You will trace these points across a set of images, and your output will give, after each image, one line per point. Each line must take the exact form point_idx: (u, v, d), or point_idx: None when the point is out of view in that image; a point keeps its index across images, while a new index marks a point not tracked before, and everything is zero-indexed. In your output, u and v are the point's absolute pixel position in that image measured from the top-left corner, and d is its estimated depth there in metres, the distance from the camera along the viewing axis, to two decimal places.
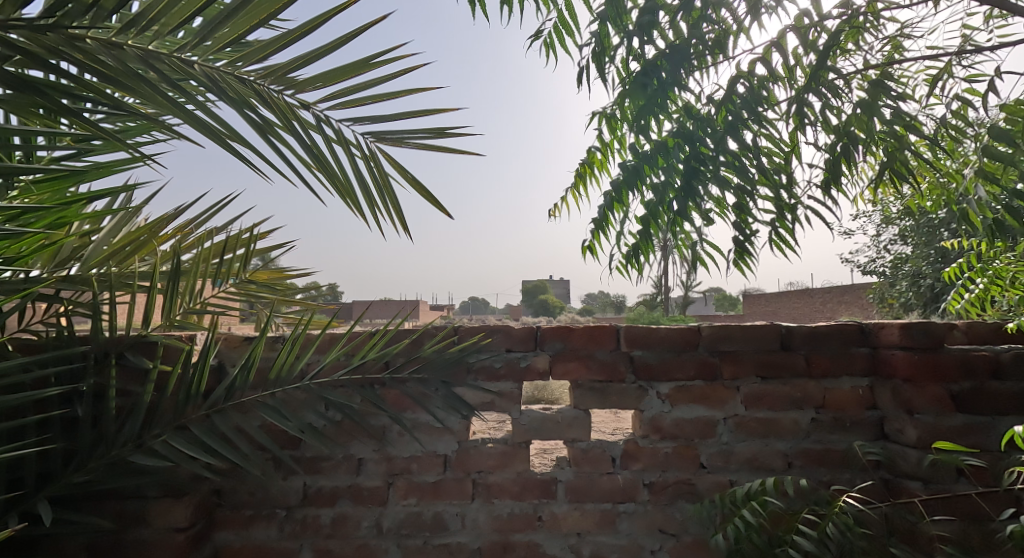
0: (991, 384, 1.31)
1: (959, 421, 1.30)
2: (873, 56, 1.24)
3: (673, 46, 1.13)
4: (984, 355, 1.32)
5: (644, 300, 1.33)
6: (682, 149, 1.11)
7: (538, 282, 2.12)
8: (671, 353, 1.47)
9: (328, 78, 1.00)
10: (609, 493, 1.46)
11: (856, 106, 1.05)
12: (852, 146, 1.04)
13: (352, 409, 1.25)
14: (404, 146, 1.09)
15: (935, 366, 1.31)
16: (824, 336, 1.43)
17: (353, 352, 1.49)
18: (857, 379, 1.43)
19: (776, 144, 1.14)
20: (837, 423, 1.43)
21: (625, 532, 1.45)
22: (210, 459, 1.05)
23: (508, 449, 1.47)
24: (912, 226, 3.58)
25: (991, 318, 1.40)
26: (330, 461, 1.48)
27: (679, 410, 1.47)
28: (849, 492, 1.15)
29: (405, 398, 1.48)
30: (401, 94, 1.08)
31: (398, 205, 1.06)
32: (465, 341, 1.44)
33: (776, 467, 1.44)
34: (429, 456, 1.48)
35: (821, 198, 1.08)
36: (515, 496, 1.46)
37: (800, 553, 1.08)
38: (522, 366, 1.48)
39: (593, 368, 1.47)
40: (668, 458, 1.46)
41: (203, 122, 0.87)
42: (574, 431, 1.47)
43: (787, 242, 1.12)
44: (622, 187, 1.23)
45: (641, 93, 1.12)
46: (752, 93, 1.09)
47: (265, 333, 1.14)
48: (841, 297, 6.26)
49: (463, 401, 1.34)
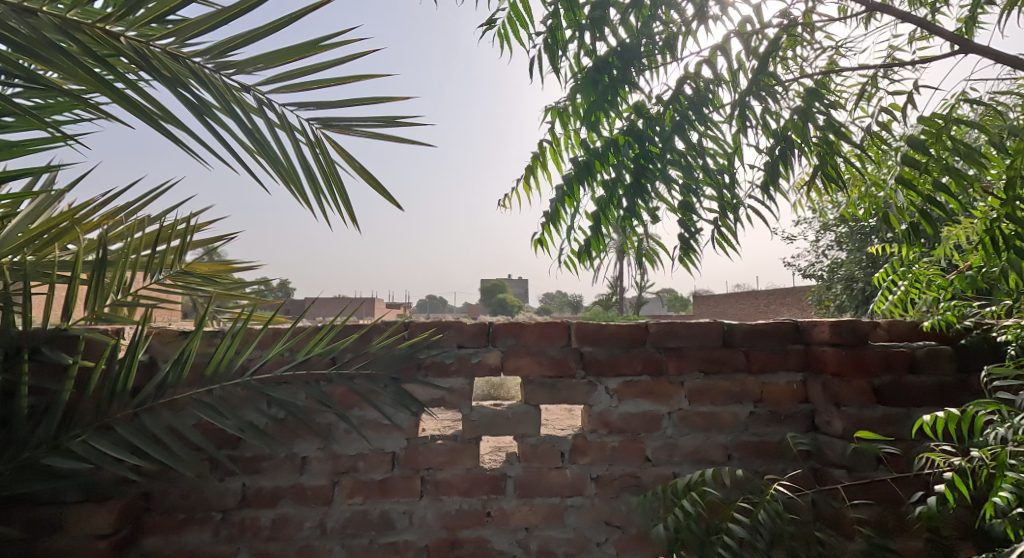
0: (908, 378, 1.42)
1: (880, 412, 1.40)
2: (810, 66, 1.29)
3: (624, 44, 1.14)
4: (903, 351, 1.42)
5: (604, 299, 1.34)
6: (633, 146, 1.17)
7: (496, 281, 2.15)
8: (619, 348, 1.50)
9: (270, 59, 0.96)
10: (556, 488, 1.47)
11: (793, 113, 1.10)
12: (788, 151, 1.09)
13: (297, 407, 1.20)
14: (352, 134, 1.06)
15: (861, 360, 1.41)
16: (762, 333, 1.50)
17: (296, 348, 1.45)
18: (792, 374, 1.51)
19: (719, 146, 1.19)
20: (773, 416, 1.50)
21: (572, 525, 1.47)
22: (136, 462, 0.97)
23: (458, 446, 1.47)
24: (847, 232, 3.79)
25: (911, 318, 1.50)
26: (271, 460, 1.43)
27: (626, 404, 1.50)
28: (780, 481, 1.21)
29: (352, 395, 1.45)
30: (349, 81, 1.05)
31: (345, 194, 1.03)
32: (416, 337, 1.43)
33: (716, 459, 1.49)
34: (377, 453, 1.45)
35: (760, 198, 1.13)
36: (464, 493, 1.46)
37: (734, 541, 1.12)
38: (473, 362, 1.48)
39: (544, 364, 1.49)
40: (615, 452, 1.49)
41: (133, 101, 0.82)
42: (524, 427, 1.48)
43: (730, 241, 1.16)
44: (573, 182, 1.26)
45: (592, 89, 1.14)
46: (699, 94, 1.13)
47: (202, 327, 1.08)
48: (784, 300, 6.57)
49: (413, 398, 1.32)
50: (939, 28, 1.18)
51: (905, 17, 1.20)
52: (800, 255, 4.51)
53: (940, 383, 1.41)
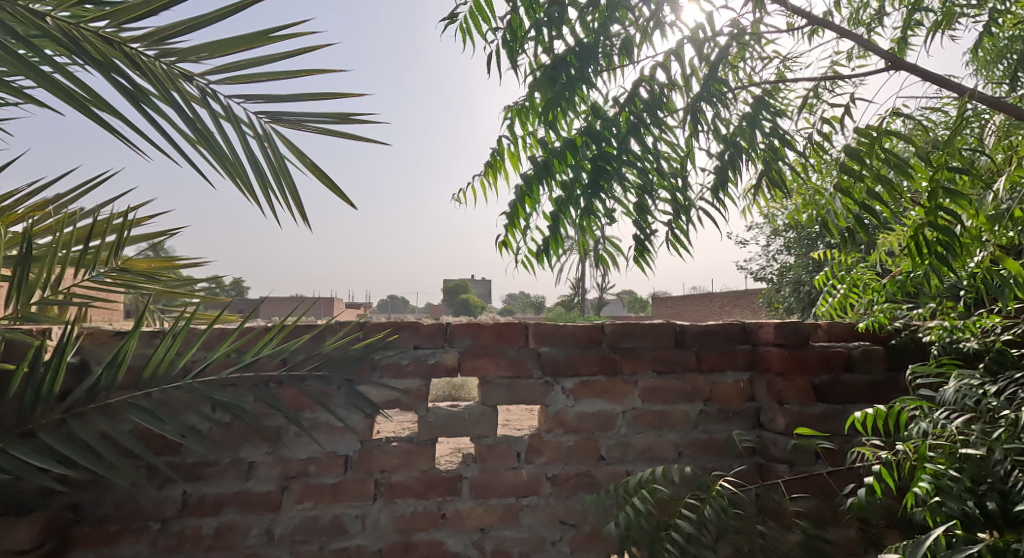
0: (844, 377, 1.50)
1: (819, 409, 1.47)
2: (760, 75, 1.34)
3: (583, 43, 1.15)
4: (841, 351, 1.50)
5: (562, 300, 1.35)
6: (590, 147, 1.19)
7: (458, 281, 2.15)
8: (576, 349, 1.52)
9: (215, 49, 0.92)
10: (512, 488, 1.47)
11: (741, 120, 1.14)
12: (737, 156, 1.13)
13: (243, 410, 1.15)
14: (303, 129, 1.03)
15: (802, 360, 1.48)
16: (712, 334, 1.55)
17: (244, 349, 1.41)
18: (739, 373, 1.57)
19: (673, 150, 1.22)
20: (721, 414, 1.56)
21: (527, 525, 1.48)
22: (64, 471, 0.90)
23: (413, 447, 1.45)
24: (795, 238, 3.96)
25: (850, 320, 1.58)
26: (215, 466, 1.37)
27: (581, 404, 1.52)
28: (726, 477, 1.25)
29: (304, 397, 1.41)
30: (300, 74, 1.02)
31: (295, 190, 1.00)
32: (371, 337, 1.41)
33: (667, 456, 1.53)
34: (328, 457, 1.42)
35: (711, 201, 1.17)
36: (419, 495, 1.44)
37: (682, 536, 1.15)
38: (430, 363, 1.47)
39: (501, 364, 1.49)
40: (571, 451, 1.50)
41: (59, 85, 0.77)
42: (480, 427, 1.48)
43: (683, 242, 1.18)
44: (533, 182, 1.26)
45: (551, 87, 1.15)
46: (654, 98, 1.16)
47: (140, 326, 1.01)
48: (737, 301, 6.81)
49: (367, 400, 1.28)
50: (877, 46, 1.25)
51: (847, 33, 1.26)
52: (752, 259, 4.69)
53: (872, 381, 1.50)
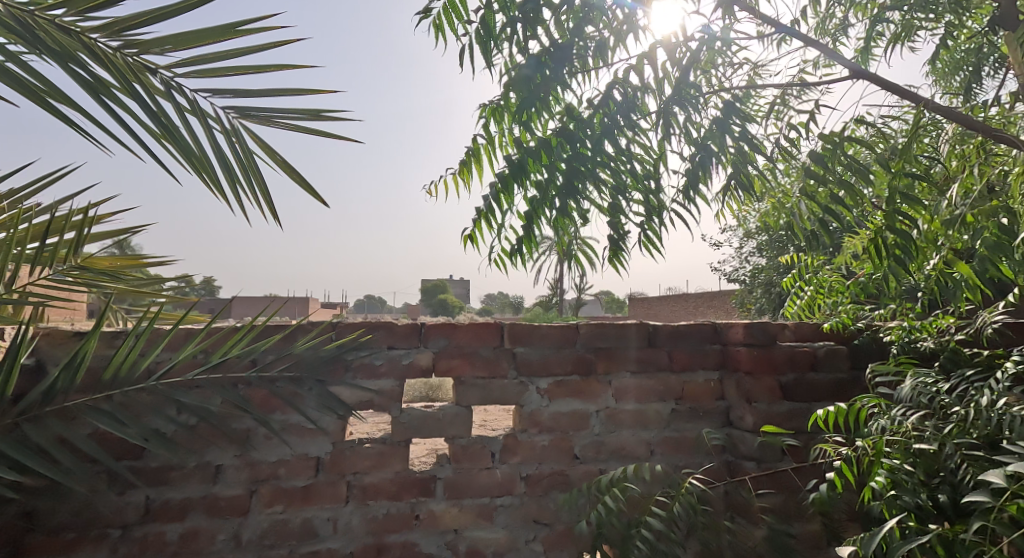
0: (810, 375, 1.55)
1: (785, 408, 1.51)
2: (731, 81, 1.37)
3: (557, 44, 1.16)
4: (806, 351, 1.55)
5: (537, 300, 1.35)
6: (564, 147, 1.20)
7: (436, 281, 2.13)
8: (550, 349, 1.53)
9: (179, 41, 0.90)
10: (486, 488, 1.48)
11: (712, 124, 1.17)
12: (707, 159, 1.16)
13: (210, 412, 1.13)
14: (273, 125, 1.02)
15: (770, 359, 1.52)
16: (684, 334, 1.58)
17: (211, 350, 1.38)
18: (710, 372, 1.60)
19: (646, 152, 1.24)
20: (692, 412, 1.58)
21: (501, 524, 1.48)
22: (16, 477, 0.86)
23: (386, 449, 1.44)
24: (766, 240, 4.04)
25: (818, 320, 1.61)
26: (180, 470, 1.34)
27: (556, 404, 1.53)
28: (695, 474, 1.27)
29: (274, 399, 1.38)
30: (269, 69, 1.01)
31: (264, 186, 0.98)
32: (344, 338, 1.39)
33: (640, 455, 1.55)
34: (299, 459, 1.40)
35: (683, 203, 1.18)
36: (392, 496, 1.43)
37: (652, 533, 1.17)
38: (404, 363, 1.46)
39: (476, 364, 1.49)
40: (545, 451, 1.51)
41: (13, 74, 0.74)
42: (454, 427, 1.47)
43: (655, 244, 1.19)
44: (508, 180, 1.26)
45: (525, 87, 1.15)
46: (627, 100, 1.17)
47: (100, 326, 0.97)
48: (711, 302, 6.93)
49: (339, 401, 1.27)
50: (842, 55, 1.29)
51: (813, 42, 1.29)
52: (726, 261, 4.78)
53: (836, 380, 1.55)
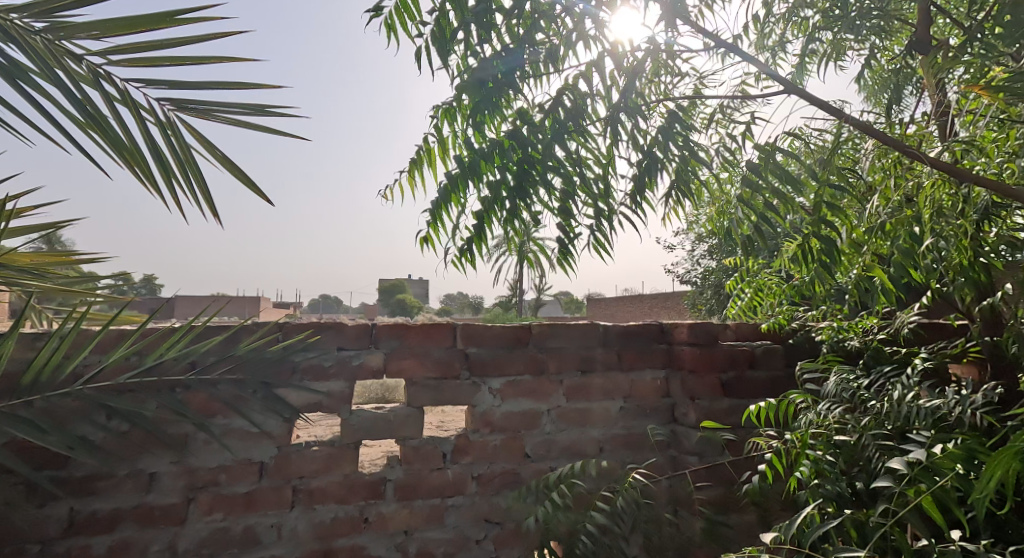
0: (748, 373, 1.63)
1: (726, 403, 1.59)
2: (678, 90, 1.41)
3: (508, 49, 1.17)
4: (745, 350, 1.63)
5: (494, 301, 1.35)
6: (516, 151, 1.20)
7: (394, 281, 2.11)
8: (503, 349, 1.54)
9: (108, 27, 0.85)
10: (437, 488, 1.47)
11: (657, 132, 1.21)
12: (653, 165, 1.20)
13: (143, 417, 1.07)
14: (213, 119, 0.98)
15: (712, 358, 1.59)
16: (633, 334, 1.63)
17: (144, 352, 1.33)
18: (656, 371, 1.65)
19: (595, 156, 1.27)
20: (639, 410, 1.63)
21: (452, 525, 1.48)
22: None
23: (334, 451, 1.41)
24: (716, 244, 4.18)
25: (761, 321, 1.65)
26: (109, 479, 1.27)
27: (508, 403, 1.55)
28: (639, 469, 1.32)
29: (214, 402, 1.33)
30: (209, 61, 0.97)
31: (202, 181, 0.95)
32: (291, 339, 1.36)
33: (589, 452, 1.59)
34: (242, 464, 1.35)
35: (631, 207, 1.21)
36: (340, 500, 1.40)
37: (597, 528, 1.20)
38: (354, 364, 1.44)
39: (428, 365, 1.49)
40: (496, 450, 1.52)
41: None
42: (405, 428, 1.46)
43: (604, 246, 1.23)
44: (459, 180, 1.26)
45: (478, 91, 1.15)
46: (576, 106, 1.19)
47: (19, 327, 0.90)
48: (665, 303, 7.12)
49: (285, 404, 1.24)
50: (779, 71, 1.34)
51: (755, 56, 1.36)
52: (678, 263, 4.92)
53: (771, 377, 1.65)
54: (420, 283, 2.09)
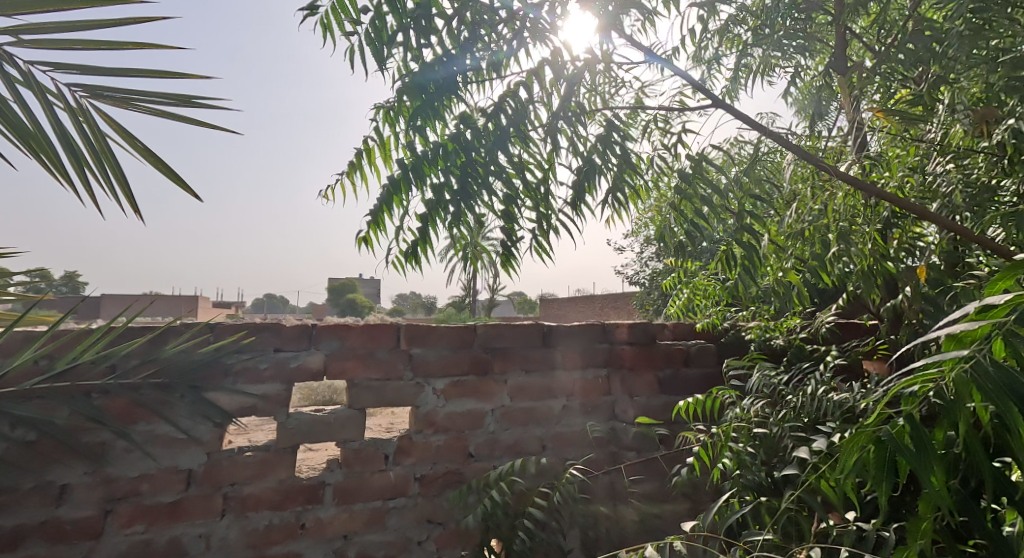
0: (684, 370, 1.72)
1: (661, 400, 1.69)
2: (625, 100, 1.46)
3: (448, 54, 1.16)
4: (681, 348, 1.72)
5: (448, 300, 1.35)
6: (458, 155, 1.20)
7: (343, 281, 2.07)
8: (447, 350, 1.54)
9: (12, 5, 0.79)
10: (378, 491, 1.45)
11: (596, 141, 1.25)
12: (591, 172, 1.24)
13: (53, 425, 1.00)
14: (132, 108, 0.93)
15: (648, 357, 1.68)
16: (576, 333, 1.66)
17: (57, 355, 1.23)
18: (598, 370, 1.68)
19: (535, 161, 1.29)
20: (582, 408, 1.67)
21: (393, 527, 1.46)
22: None
23: (269, 456, 1.36)
24: (663, 247, 4.31)
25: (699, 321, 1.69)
26: (14, 494, 1.17)
27: (452, 403, 1.54)
28: (577, 465, 1.35)
29: (136, 408, 1.26)
30: (128, 47, 0.92)
31: (120, 173, 0.89)
32: (223, 340, 1.30)
33: (533, 450, 1.61)
34: (167, 472, 1.28)
35: (571, 213, 1.24)
36: (275, 506, 1.36)
37: (534, 523, 1.22)
38: (292, 366, 1.39)
39: (370, 366, 1.46)
40: (440, 451, 1.52)
41: None
42: (345, 431, 1.43)
43: (545, 249, 1.25)
44: (402, 182, 1.24)
45: (418, 94, 1.15)
46: (518, 112, 1.21)
47: None
48: (616, 303, 7.30)
49: (216, 408, 1.18)
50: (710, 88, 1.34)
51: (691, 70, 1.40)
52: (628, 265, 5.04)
53: (706, 374, 1.73)
54: (367, 282, 2.05)
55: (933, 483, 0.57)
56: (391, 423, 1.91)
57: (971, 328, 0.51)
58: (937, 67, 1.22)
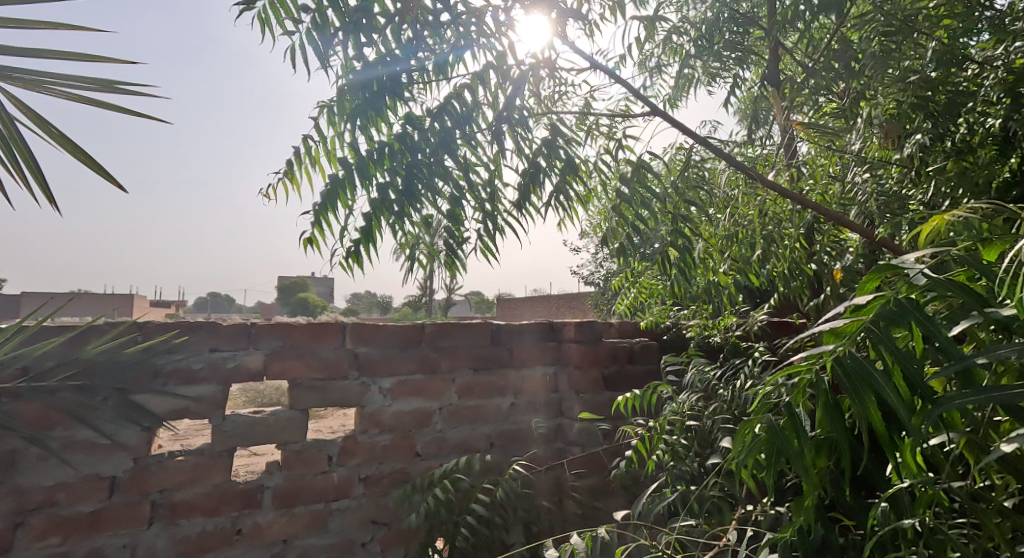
0: (628, 367, 1.77)
1: (606, 397, 1.72)
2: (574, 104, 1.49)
3: (392, 54, 1.14)
4: (625, 346, 1.76)
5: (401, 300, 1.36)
6: (404, 154, 1.18)
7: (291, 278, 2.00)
8: (394, 349, 1.52)
9: None
10: (320, 493, 1.41)
11: (541, 145, 1.27)
12: (535, 174, 1.25)
13: None
14: (45, 92, 0.87)
15: (595, 355, 1.71)
16: (526, 332, 1.68)
17: None
18: (546, 367, 1.71)
19: (480, 162, 1.29)
20: (530, 405, 1.69)
21: (336, 530, 1.43)
22: None
23: (203, 461, 1.30)
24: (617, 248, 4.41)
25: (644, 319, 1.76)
26: None
27: (399, 403, 1.53)
28: (521, 460, 1.37)
29: (54, 412, 1.17)
30: (43, 27, 0.86)
31: (33, 161, 0.84)
32: (152, 340, 1.23)
33: (480, 447, 1.62)
34: (88, 480, 1.20)
35: (516, 214, 1.26)
36: (208, 512, 1.30)
37: (476, 519, 1.24)
38: (229, 367, 1.34)
39: (314, 366, 1.43)
40: (385, 450, 1.50)
41: None
42: (286, 432, 1.39)
43: (491, 250, 1.25)
44: (345, 182, 1.20)
45: (361, 93, 1.12)
46: (465, 112, 1.21)
47: None
48: (572, 303, 7.41)
49: (144, 412, 1.12)
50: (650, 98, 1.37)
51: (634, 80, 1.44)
52: (584, 265, 5.12)
53: (648, 371, 1.80)
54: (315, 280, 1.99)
55: (806, 470, 0.60)
56: (337, 424, 1.87)
57: (845, 322, 0.55)
58: (857, 84, 1.32)
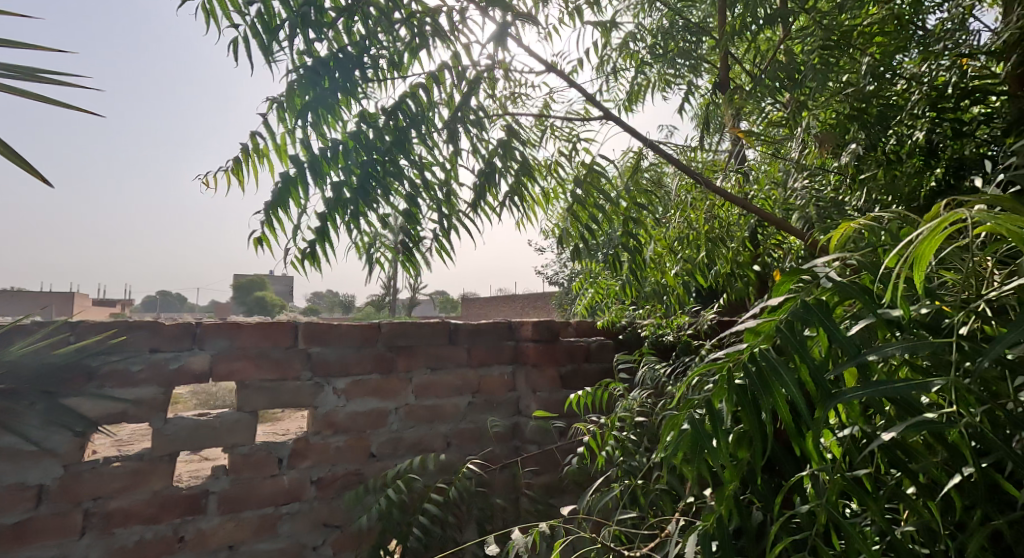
0: (584, 365, 1.80)
1: (562, 395, 1.75)
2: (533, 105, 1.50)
3: (344, 52, 1.10)
4: (582, 345, 1.79)
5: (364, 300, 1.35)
6: (359, 153, 1.14)
7: None
8: (349, 349, 1.49)
9: None
10: (269, 497, 1.37)
11: (497, 146, 1.28)
12: (491, 174, 1.25)
13: None
14: None
15: (552, 353, 1.73)
16: (484, 331, 1.68)
17: None
18: (504, 366, 1.72)
19: (436, 160, 1.27)
20: (487, 404, 1.69)
21: (286, 534, 1.39)
22: None
23: (142, 466, 1.24)
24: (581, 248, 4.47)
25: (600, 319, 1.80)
26: None
27: (353, 403, 1.50)
28: (476, 459, 1.37)
29: None
30: None
31: None
32: (86, 340, 1.17)
33: (436, 447, 1.61)
34: (14, 490, 1.13)
35: (471, 214, 1.26)
36: (148, 520, 1.24)
37: (428, 520, 1.23)
38: (171, 368, 1.28)
39: (263, 366, 1.38)
40: (339, 452, 1.47)
41: None
42: (233, 435, 1.34)
43: (446, 249, 1.24)
44: (295, 180, 1.14)
45: (312, 90, 1.07)
46: (420, 111, 1.21)
47: None
48: (536, 301, 7.46)
49: (76, 417, 1.06)
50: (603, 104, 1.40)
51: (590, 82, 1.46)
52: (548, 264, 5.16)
53: (604, 369, 1.83)
54: None
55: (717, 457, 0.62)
56: (291, 425, 1.82)
57: (760, 321, 0.59)
58: (799, 96, 1.38)
